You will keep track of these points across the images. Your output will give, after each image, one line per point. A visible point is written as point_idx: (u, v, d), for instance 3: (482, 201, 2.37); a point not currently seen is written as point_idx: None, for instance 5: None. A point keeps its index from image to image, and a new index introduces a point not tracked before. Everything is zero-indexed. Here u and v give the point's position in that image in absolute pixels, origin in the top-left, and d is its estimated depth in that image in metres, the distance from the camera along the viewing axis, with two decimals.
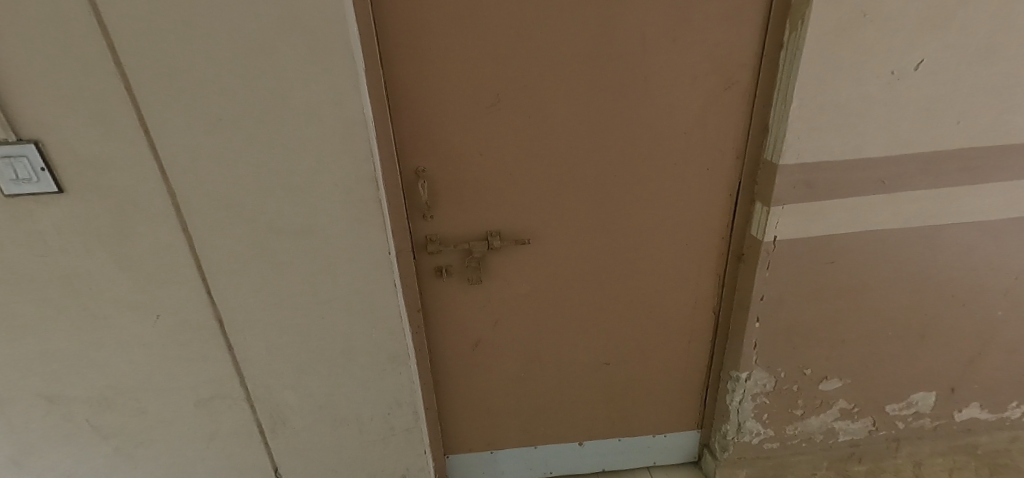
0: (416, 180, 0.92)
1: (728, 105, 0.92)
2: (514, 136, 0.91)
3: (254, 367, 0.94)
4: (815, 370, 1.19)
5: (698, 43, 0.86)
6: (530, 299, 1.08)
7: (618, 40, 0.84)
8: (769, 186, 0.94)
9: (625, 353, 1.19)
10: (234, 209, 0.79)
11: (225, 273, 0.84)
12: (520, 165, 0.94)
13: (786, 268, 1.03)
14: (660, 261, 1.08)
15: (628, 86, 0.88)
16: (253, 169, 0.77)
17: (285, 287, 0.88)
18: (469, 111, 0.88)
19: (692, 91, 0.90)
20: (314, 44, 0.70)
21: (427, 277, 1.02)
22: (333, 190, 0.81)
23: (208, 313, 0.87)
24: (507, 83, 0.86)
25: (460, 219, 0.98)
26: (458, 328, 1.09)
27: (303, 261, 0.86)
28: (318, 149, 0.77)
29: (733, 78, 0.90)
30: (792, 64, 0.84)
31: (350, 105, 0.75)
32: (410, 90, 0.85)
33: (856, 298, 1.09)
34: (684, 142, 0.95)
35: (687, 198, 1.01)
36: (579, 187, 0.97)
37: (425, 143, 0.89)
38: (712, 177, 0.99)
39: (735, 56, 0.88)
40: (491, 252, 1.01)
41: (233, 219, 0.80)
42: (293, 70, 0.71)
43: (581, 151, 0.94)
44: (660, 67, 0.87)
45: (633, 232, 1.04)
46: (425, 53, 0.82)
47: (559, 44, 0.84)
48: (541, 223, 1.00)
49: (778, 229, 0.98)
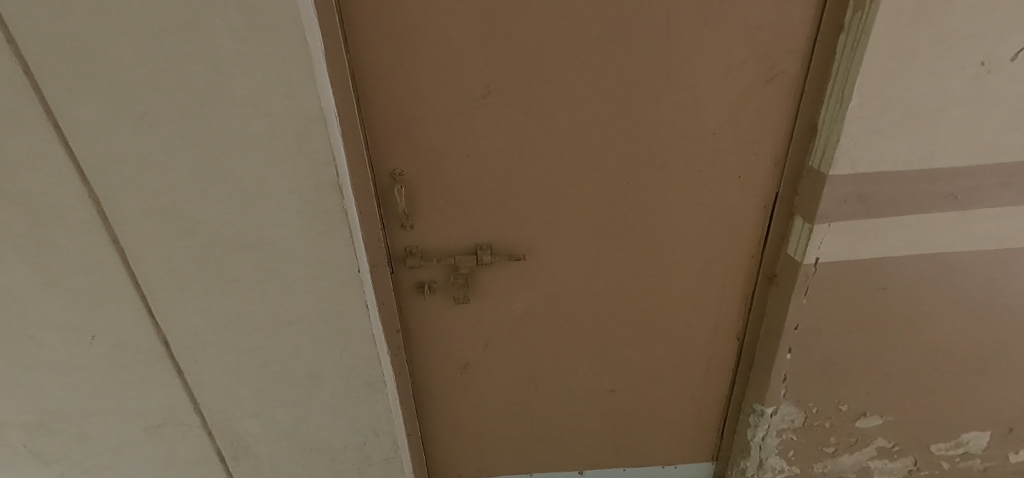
0: (393, 184, 0.79)
1: (769, 100, 0.76)
2: (508, 137, 0.77)
3: (208, 392, 0.83)
4: (852, 406, 1.04)
5: (734, 25, 0.69)
6: (526, 320, 0.95)
7: (636, 21, 0.69)
8: (814, 200, 0.78)
9: (634, 379, 1.05)
10: (172, 219, 0.67)
11: (168, 290, 0.73)
12: (515, 170, 0.79)
13: (828, 294, 0.87)
14: (678, 281, 0.94)
15: (646, 77, 0.73)
16: (191, 173, 0.64)
17: (239, 306, 0.76)
18: (453, 107, 0.74)
19: (725, 84, 0.74)
20: (255, 22, 0.56)
21: (408, 293, 0.89)
22: (289, 198, 0.68)
23: (152, 334, 0.76)
24: (500, 72, 0.71)
25: (445, 230, 0.84)
26: (444, 350, 0.97)
27: (258, 278, 0.74)
28: (268, 150, 0.64)
29: (776, 68, 0.73)
30: (853, 52, 0.67)
31: (304, 98, 0.61)
32: (383, 78, 0.71)
33: (909, 330, 0.93)
34: (712, 146, 0.79)
35: (713, 211, 0.86)
36: (586, 196, 0.83)
37: (402, 142, 0.76)
38: (744, 186, 0.84)
39: (782, 41, 0.71)
40: (481, 267, 0.88)
41: (172, 230, 0.68)
42: (231, 54, 0.57)
43: (589, 154, 0.79)
44: (687, 55, 0.71)
45: (648, 248, 0.89)
46: (400, 34, 0.68)
47: (563, 24, 0.68)
48: (540, 236, 0.86)
49: (820, 250, 0.82)
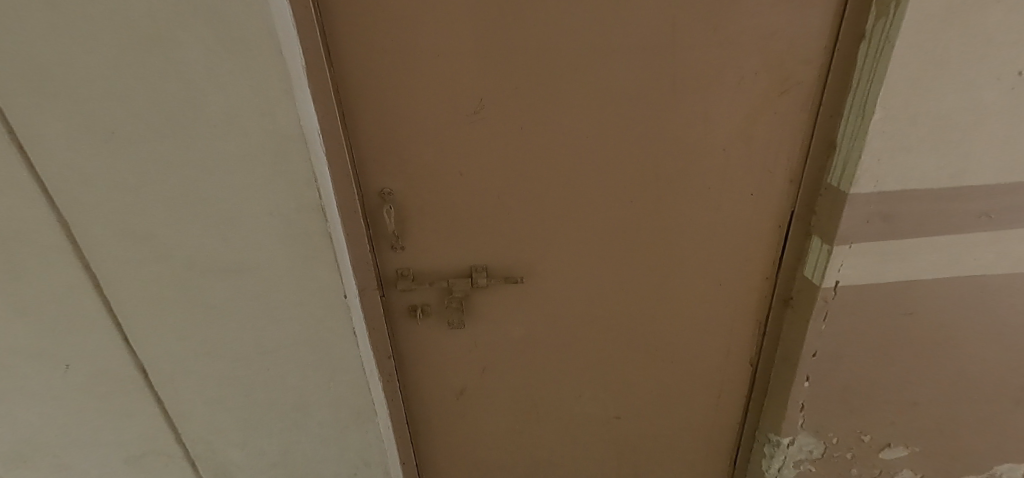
0: (382, 204, 0.74)
1: (785, 114, 0.70)
2: (502, 154, 0.72)
3: (190, 422, 0.79)
4: (875, 436, 0.97)
5: (747, 33, 0.64)
6: (526, 345, 0.90)
7: (638, 30, 0.64)
8: (833, 220, 0.73)
9: (640, 406, 1.00)
10: (145, 244, 0.63)
11: (145, 317, 0.69)
12: (512, 188, 0.75)
13: (848, 318, 0.81)
14: (687, 304, 0.88)
15: (651, 88, 0.68)
16: (165, 196, 0.60)
17: (220, 333, 0.72)
18: (443, 124, 0.69)
19: (736, 96, 0.69)
20: (227, 36, 0.52)
21: (400, 317, 0.85)
22: (269, 221, 0.64)
23: (129, 363, 0.73)
24: (493, 85, 0.67)
25: (438, 252, 0.80)
26: (439, 376, 0.92)
27: (239, 304, 0.70)
28: (245, 171, 0.60)
29: (794, 79, 0.68)
30: (875, 62, 0.62)
31: (282, 116, 0.57)
32: (368, 93, 0.67)
33: (938, 358, 0.86)
34: (721, 163, 0.74)
35: (723, 231, 0.80)
36: (588, 215, 0.78)
37: (390, 160, 0.71)
38: (758, 204, 0.78)
39: (800, 49, 0.65)
40: (476, 290, 0.83)
41: (147, 255, 0.64)
42: (203, 71, 0.53)
43: (589, 172, 0.74)
44: (694, 65, 0.66)
45: (654, 269, 0.84)
46: (385, 47, 0.64)
47: (559, 34, 0.64)
48: (540, 258, 0.81)
49: (840, 273, 0.76)
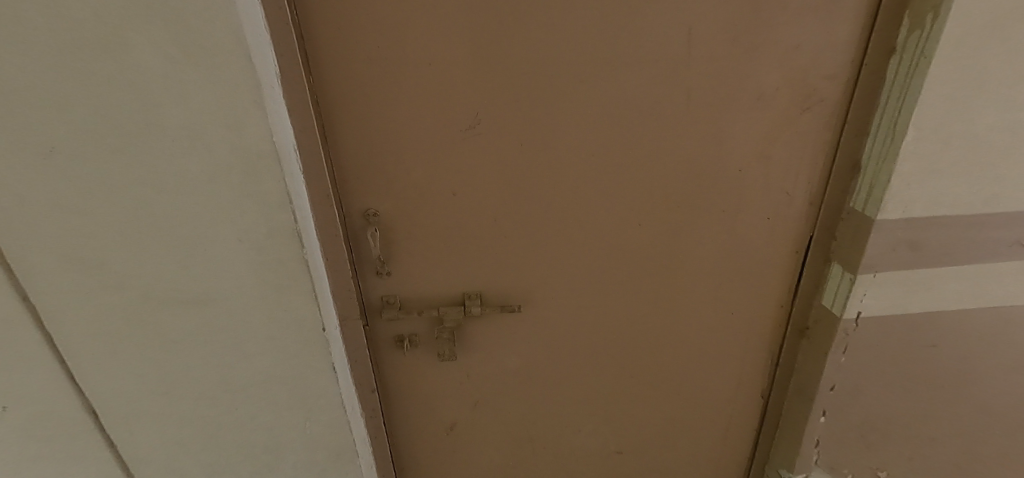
0: (366, 226, 0.68)
1: (806, 133, 0.65)
2: (497, 173, 0.66)
3: (149, 465, 0.71)
4: (891, 473, 0.91)
5: (769, 45, 0.59)
6: (522, 377, 0.83)
7: (651, 40, 0.58)
8: (856, 247, 0.67)
9: (643, 440, 0.93)
10: (94, 273, 0.56)
11: (94, 354, 0.61)
12: (511, 210, 0.68)
13: (869, 352, 0.76)
14: (696, 333, 0.82)
15: (664, 104, 0.62)
16: (118, 218, 0.53)
17: (184, 370, 0.64)
18: (434, 139, 0.63)
19: (756, 113, 0.63)
20: (188, 39, 0.44)
21: (386, 348, 0.78)
22: (238, 248, 0.57)
23: (76, 403, 0.64)
24: (491, 98, 0.61)
25: (427, 278, 0.73)
26: (427, 410, 0.84)
27: (204, 339, 0.62)
28: (210, 192, 0.53)
29: (818, 96, 0.62)
30: (907, 79, 0.57)
31: (251, 131, 0.50)
32: (351, 105, 0.60)
33: (960, 393, 0.81)
34: (737, 184, 0.68)
35: (736, 256, 0.75)
36: (592, 240, 0.72)
37: (374, 178, 0.65)
38: (775, 229, 0.72)
39: (826, 64, 0.60)
40: (469, 319, 0.76)
41: (96, 285, 0.56)
42: (160, 78, 0.46)
43: (593, 193, 0.68)
44: (710, 80, 0.61)
45: (662, 297, 0.78)
46: (371, 55, 0.57)
47: (565, 44, 0.58)
48: (539, 284, 0.75)
49: (863, 304, 0.71)
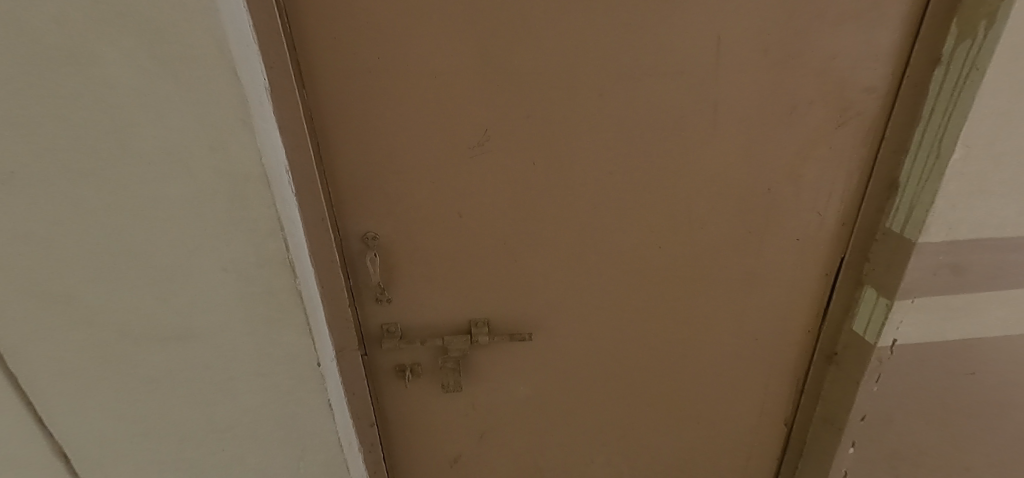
0: (365, 250, 0.62)
1: (841, 149, 0.60)
2: (507, 193, 0.61)
3: None
4: None
5: (805, 55, 0.54)
6: (531, 407, 0.78)
7: (677, 51, 0.53)
8: (893, 271, 0.62)
9: (659, 470, 0.87)
10: (57, 310, 0.48)
11: (62, 400, 0.53)
12: (522, 231, 0.63)
13: (904, 381, 0.71)
14: (717, 360, 0.76)
15: (689, 119, 0.57)
16: (85, 251, 0.46)
17: (164, 413, 0.57)
18: (439, 157, 0.58)
19: (788, 128, 0.58)
20: (163, 50, 0.38)
21: (385, 378, 0.72)
22: (223, 279, 0.50)
23: (45, 451, 0.56)
24: (501, 113, 0.56)
25: (431, 305, 0.67)
26: (430, 442, 0.79)
27: (187, 379, 0.56)
28: (191, 219, 0.46)
29: (855, 109, 0.57)
30: (955, 93, 0.52)
31: (237, 152, 0.43)
32: (349, 121, 0.55)
33: (999, 424, 0.76)
34: (765, 203, 0.63)
35: (762, 278, 0.70)
36: (608, 263, 0.67)
37: (374, 199, 0.59)
38: (804, 250, 0.67)
39: (865, 76, 0.55)
40: (476, 348, 0.71)
41: (61, 326, 0.49)
42: (131, 93, 0.39)
43: (610, 214, 0.63)
44: (740, 92, 0.56)
45: (681, 322, 0.73)
46: (371, 66, 0.52)
47: (583, 54, 0.53)
48: (551, 310, 0.70)
49: (899, 330, 0.66)
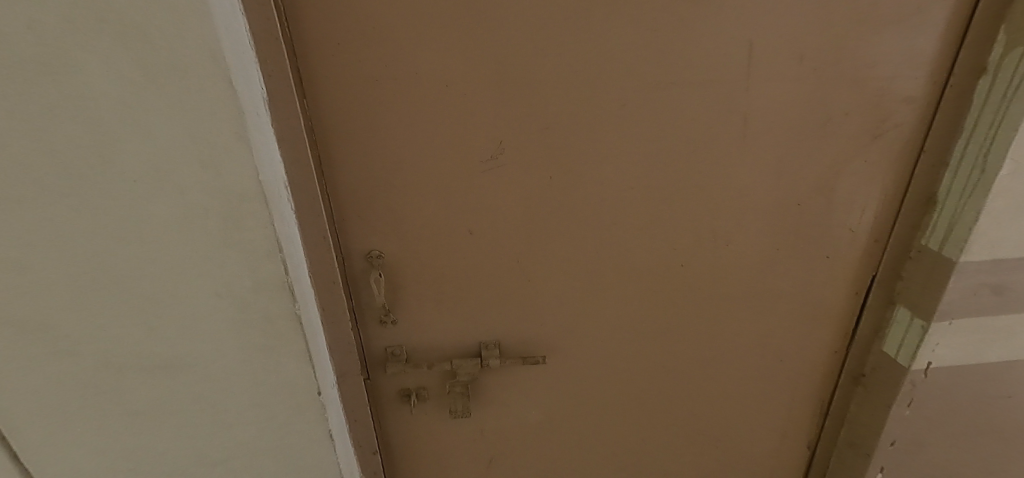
0: (369, 270, 0.58)
1: (876, 162, 0.56)
2: (522, 209, 0.57)
3: None
4: None
5: (844, 63, 0.50)
6: (543, 431, 0.73)
7: (706, 59, 0.50)
8: (931, 291, 0.59)
9: None
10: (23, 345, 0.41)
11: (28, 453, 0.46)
12: (536, 249, 0.60)
13: (938, 405, 0.67)
14: (740, 382, 0.72)
15: (716, 131, 0.54)
16: (57, 286, 0.40)
17: (147, 461, 0.51)
18: (451, 171, 0.54)
19: (822, 140, 0.55)
20: (150, 58, 0.33)
21: (389, 403, 0.68)
22: (215, 307, 0.45)
23: None
24: (518, 125, 0.52)
25: (438, 326, 0.63)
26: (435, 469, 0.75)
27: (174, 420, 0.50)
28: (180, 244, 0.41)
29: (893, 120, 0.54)
30: (1004, 104, 0.49)
31: (232, 168, 0.39)
32: (354, 133, 0.51)
33: None
34: (796, 218, 0.60)
35: (790, 297, 0.66)
36: (628, 281, 0.63)
37: (380, 216, 0.56)
38: (833, 268, 0.64)
39: (905, 85, 0.52)
40: (486, 371, 0.67)
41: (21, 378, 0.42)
42: (113, 107, 0.34)
43: (632, 230, 0.60)
44: (772, 103, 0.52)
45: (704, 344, 0.69)
46: (378, 75, 0.49)
47: (606, 63, 0.50)
48: (565, 331, 0.66)
49: (935, 353, 0.62)
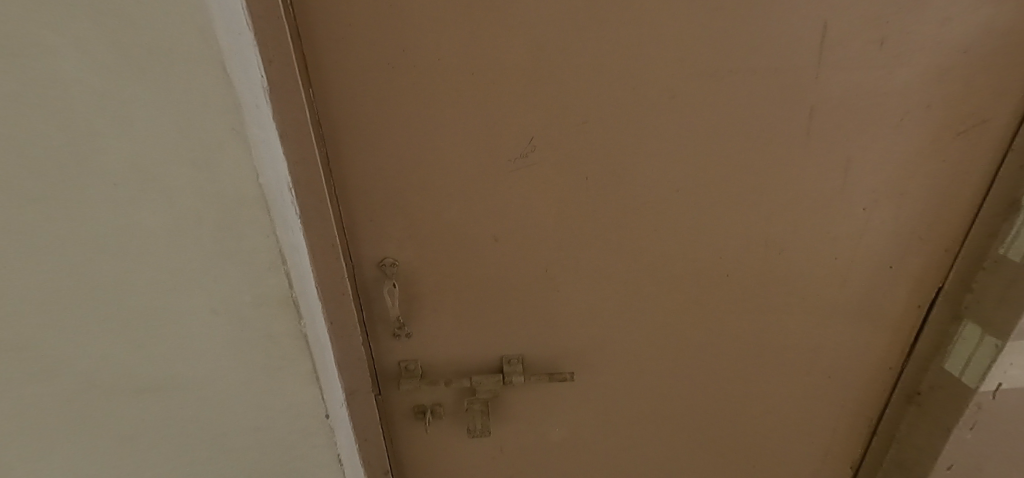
0: (382, 278, 0.53)
1: (952, 164, 0.50)
2: (553, 213, 0.51)
3: None
4: None
5: (930, 49, 0.44)
6: (567, 449, 0.68)
7: (771, 43, 0.43)
8: (1008, 307, 0.53)
9: None
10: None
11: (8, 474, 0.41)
12: (568, 257, 0.54)
13: (1001, 428, 0.61)
14: (783, 398, 0.66)
15: (778, 125, 0.47)
16: (28, 304, 0.34)
17: None
18: (476, 170, 0.48)
19: (895, 137, 0.48)
20: (127, 31, 0.27)
21: (402, 419, 0.63)
22: (211, 325, 0.39)
23: None
24: (555, 119, 0.46)
25: (457, 340, 0.58)
26: None
27: (167, 450, 0.44)
28: (169, 256, 0.35)
29: (977, 117, 0.47)
30: None
31: (226, 167, 0.32)
32: (368, 128, 0.45)
33: None
34: (858, 223, 0.53)
35: (845, 309, 0.59)
36: (668, 291, 0.57)
37: (395, 220, 0.50)
38: (896, 278, 0.57)
39: (997, 76, 0.45)
40: (507, 386, 0.61)
41: None
42: (83, 94, 0.28)
43: (674, 236, 0.54)
44: (843, 93, 0.46)
45: (746, 358, 0.63)
46: (395, 61, 0.42)
47: (656, 49, 0.43)
48: (595, 344, 0.60)
49: (1008, 374, 0.56)
